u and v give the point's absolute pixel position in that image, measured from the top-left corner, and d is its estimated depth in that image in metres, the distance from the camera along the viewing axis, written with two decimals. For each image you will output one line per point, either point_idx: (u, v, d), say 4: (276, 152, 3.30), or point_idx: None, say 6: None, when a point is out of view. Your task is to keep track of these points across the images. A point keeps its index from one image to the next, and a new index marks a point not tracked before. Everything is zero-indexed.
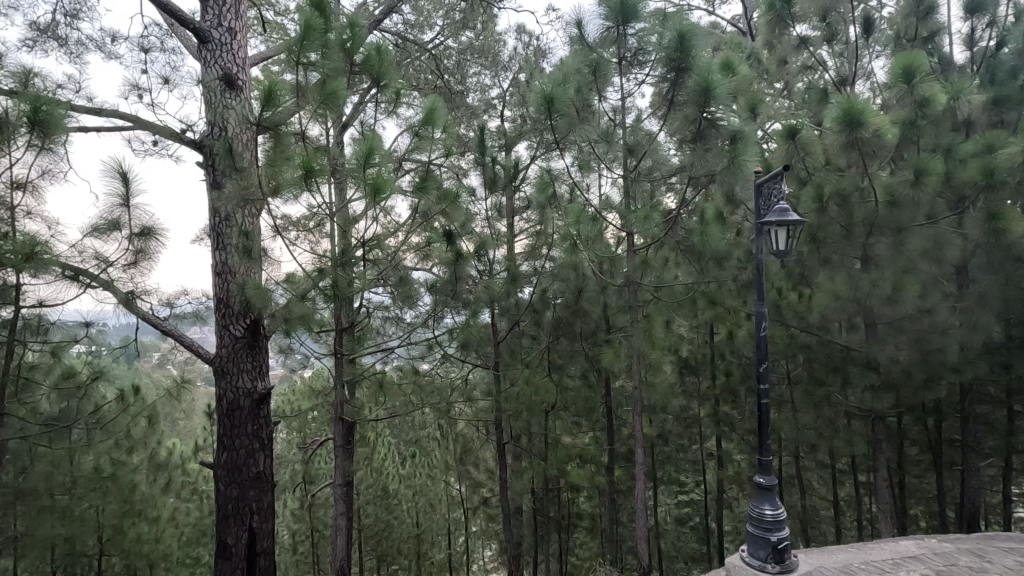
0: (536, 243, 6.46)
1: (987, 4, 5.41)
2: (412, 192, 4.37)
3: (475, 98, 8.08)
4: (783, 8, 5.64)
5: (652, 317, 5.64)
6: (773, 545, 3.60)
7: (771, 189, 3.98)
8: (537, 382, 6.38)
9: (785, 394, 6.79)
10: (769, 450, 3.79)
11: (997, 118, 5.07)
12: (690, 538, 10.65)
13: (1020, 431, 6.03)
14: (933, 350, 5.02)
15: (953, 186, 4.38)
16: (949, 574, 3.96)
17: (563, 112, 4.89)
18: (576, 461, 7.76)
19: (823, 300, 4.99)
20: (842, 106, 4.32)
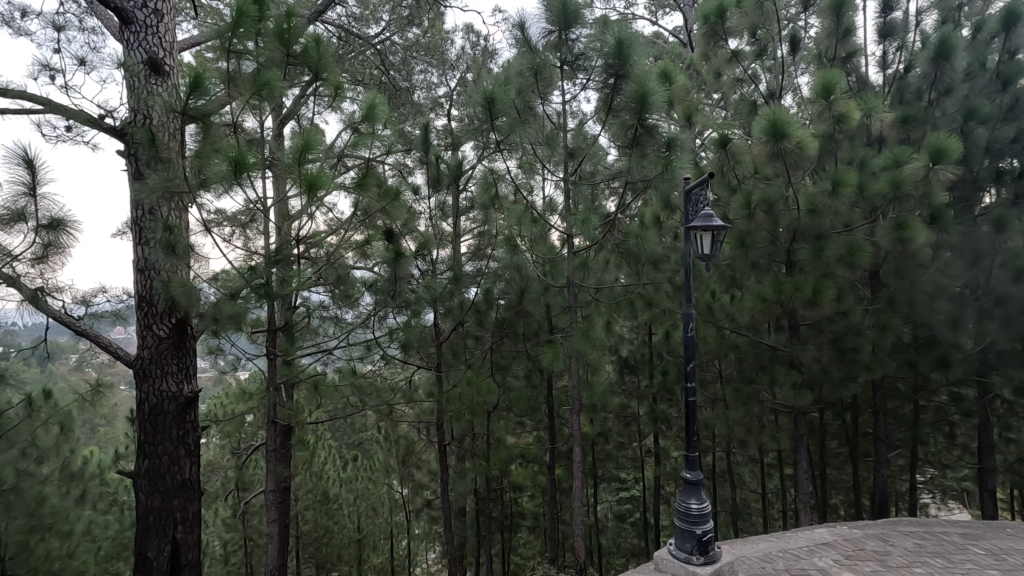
0: (480, 244, 6.47)
1: (898, 29, 5.83)
2: (351, 188, 4.28)
3: (421, 96, 8.01)
4: (718, 22, 5.90)
5: (590, 318, 5.75)
6: (697, 537, 3.72)
7: (699, 194, 4.07)
8: (480, 382, 6.35)
9: (718, 392, 7.10)
10: (696, 447, 3.90)
11: (904, 135, 5.50)
12: (630, 533, 10.95)
13: (923, 424, 6.56)
14: (848, 350, 5.36)
15: (865, 196, 4.69)
16: (859, 559, 4.23)
17: (505, 114, 4.91)
18: (519, 461, 7.82)
19: (750, 302, 5.22)
20: (768, 118, 4.57)
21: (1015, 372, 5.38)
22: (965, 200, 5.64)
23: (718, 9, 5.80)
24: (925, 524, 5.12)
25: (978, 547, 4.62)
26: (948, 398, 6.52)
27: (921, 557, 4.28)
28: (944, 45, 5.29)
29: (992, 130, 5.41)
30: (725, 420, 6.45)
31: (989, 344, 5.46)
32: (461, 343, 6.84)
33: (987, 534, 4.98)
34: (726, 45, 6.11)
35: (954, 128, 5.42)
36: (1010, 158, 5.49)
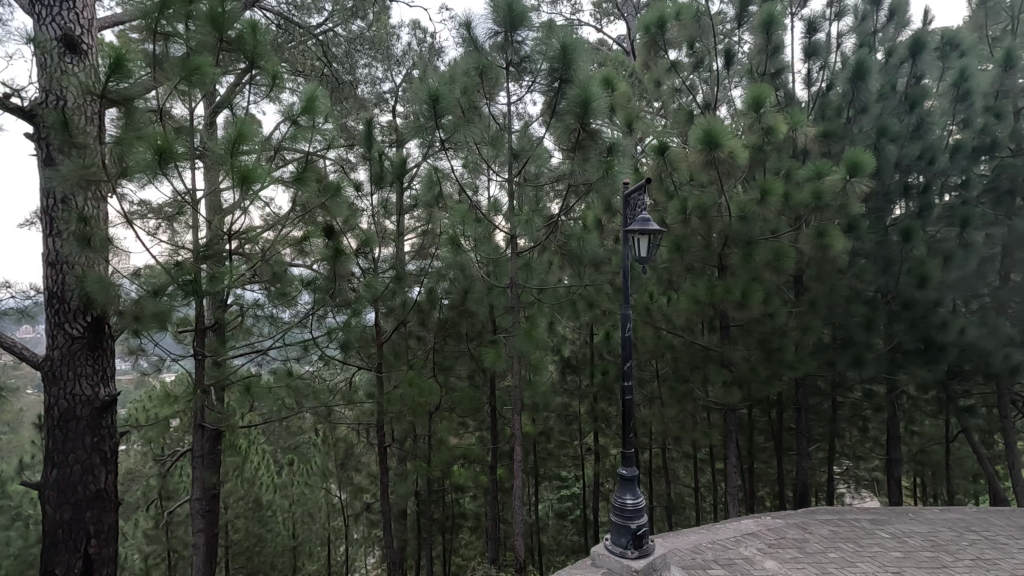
0: (423, 243, 6.41)
1: (822, 50, 6.23)
2: (289, 183, 4.13)
3: (365, 91, 7.84)
4: (658, 33, 6.09)
5: (532, 319, 5.80)
6: (633, 532, 3.82)
7: (636, 199, 4.16)
8: (421, 384, 6.28)
9: (655, 391, 7.35)
10: (632, 443, 4.00)
11: (826, 149, 5.88)
12: (570, 530, 11.13)
13: (840, 419, 7.04)
14: (774, 349, 5.67)
15: (790, 206, 4.98)
16: (780, 547, 4.47)
17: (450, 113, 4.87)
18: (461, 461, 7.79)
19: (685, 304, 5.41)
20: (703, 128, 4.78)
21: (919, 369, 5.87)
22: (878, 212, 6.11)
23: (658, 21, 6.00)
24: (839, 512, 5.50)
25: (885, 531, 4.99)
26: (862, 395, 7.03)
27: (834, 543, 4.58)
28: (860, 66, 5.70)
29: (901, 148, 5.89)
30: (661, 418, 6.66)
31: (897, 344, 5.93)
32: (403, 344, 6.74)
33: (893, 519, 5.40)
34: (666, 56, 6.32)
35: (868, 144, 5.86)
36: (916, 173, 5.98)
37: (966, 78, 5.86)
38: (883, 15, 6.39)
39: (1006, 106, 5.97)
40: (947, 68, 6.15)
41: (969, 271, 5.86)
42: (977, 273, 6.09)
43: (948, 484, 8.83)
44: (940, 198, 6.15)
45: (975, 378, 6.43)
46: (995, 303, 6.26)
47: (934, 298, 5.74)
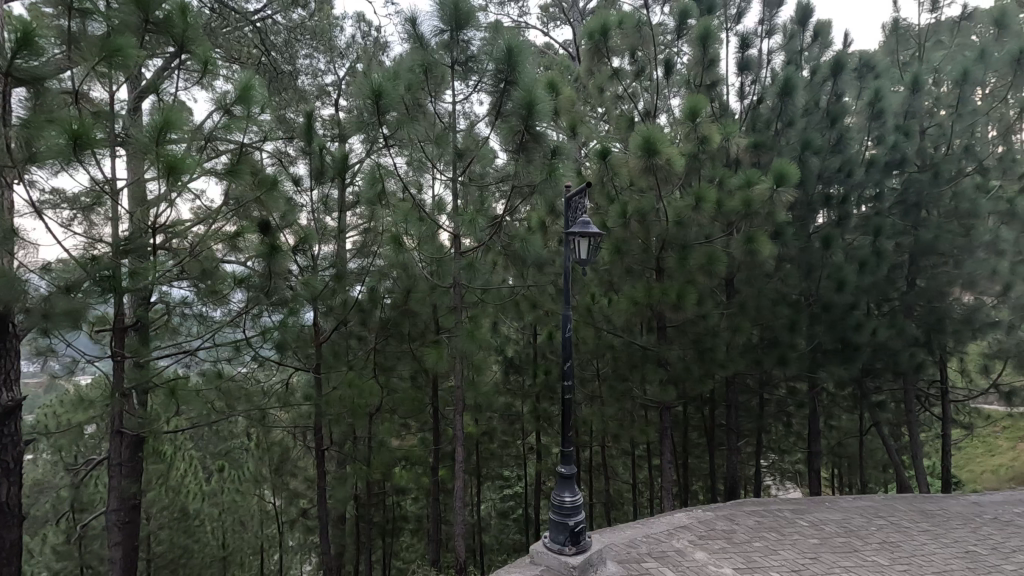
0: (366, 241, 6.22)
1: (753, 65, 6.49)
2: (222, 175, 3.95)
3: (306, 82, 7.60)
4: (602, 41, 6.25)
5: (476, 319, 5.80)
6: (570, 528, 3.89)
7: (578, 203, 4.22)
8: (361, 385, 6.15)
9: (595, 390, 7.52)
10: (571, 441, 4.07)
11: (756, 159, 6.21)
12: (511, 529, 11.19)
13: (766, 415, 7.44)
14: (706, 349, 5.93)
15: (723, 212, 5.23)
16: (709, 538, 4.67)
17: (393, 110, 4.81)
18: (402, 463, 7.68)
19: (625, 305, 5.58)
20: (642, 135, 4.94)
21: (836, 367, 6.31)
22: (802, 220, 6.51)
23: (602, 28, 6.14)
24: (764, 503, 5.81)
25: (804, 520, 5.32)
26: (786, 392, 7.47)
27: (759, 533, 4.83)
28: (787, 82, 6.03)
29: (823, 161, 6.30)
30: (601, 416, 6.82)
31: (817, 343, 6.35)
32: (343, 342, 6.65)
33: (811, 508, 5.76)
34: (609, 63, 6.48)
35: (794, 156, 6.25)
36: (835, 185, 6.41)
37: (879, 98, 6.35)
38: (809, 35, 6.81)
39: (913, 126, 6.51)
40: (864, 88, 6.63)
41: (880, 277, 6.35)
42: (887, 279, 6.61)
43: (860, 474, 9.52)
44: (857, 208, 6.64)
45: (885, 375, 6.98)
46: (902, 306, 6.82)
47: (850, 301, 6.18)
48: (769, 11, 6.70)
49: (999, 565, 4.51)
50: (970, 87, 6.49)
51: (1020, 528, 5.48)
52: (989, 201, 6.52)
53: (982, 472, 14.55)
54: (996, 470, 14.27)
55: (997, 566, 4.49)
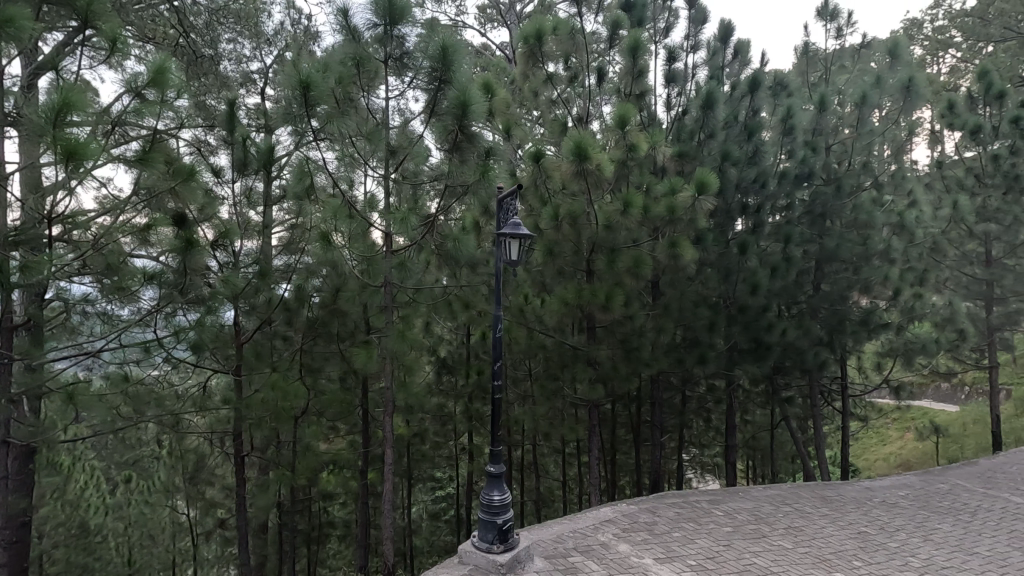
0: (293, 237, 6.07)
1: (679, 77, 6.87)
2: (132, 163, 3.67)
3: (228, 68, 7.21)
4: (536, 45, 6.35)
5: (407, 318, 5.73)
6: (498, 527, 3.91)
7: (509, 205, 4.25)
8: (286, 387, 5.91)
9: (526, 389, 7.61)
10: (500, 441, 4.09)
11: (680, 168, 6.51)
12: (443, 531, 11.12)
13: (687, 411, 7.81)
14: (633, 349, 6.15)
15: (649, 217, 5.44)
16: (632, 531, 4.84)
17: (322, 103, 4.65)
18: (329, 467, 7.44)
19: (555, 306, 5.70)
20: (573, 140, 5.08)
21: (750, 366, 6.73)
22: (721, 227, 6.90)
23: (536, 32, 6.24)
24: (684, 495, 6.09)
25: (719, 509, 5.64)
26: (706, 389, 7.89)
27: (678, 524, 5.07)
28: (709, 96, 6.39)
29: (740, 172, 6.70)
30: (532, 416, 6.92)
31: (733, 343, 6.75)
32: (267, 343, 6.35)
33: (725, 498, 6.12)
34: (543, 67, 6.58)
35: (714, 166, 6.61)
36: (752, 195, 6.83)
37: (791, 115, 6.83)
38: (730, 52, 7.23)
39: (820, 142, 7.05)
40: (777, 105, 7.12)
41: (790, 282, 6.84)
42: (795, 283, 7.12)
43: (771, 464, 10.21)
44: (771, 217, 7.11)
45: (793, 372, 7.53)
46: (808, 308, 7.38)
47: (763, 304, 6.61)
48: (694, 27, 7.06)
49: (885, 544, 4.98)
50: (868, 108, 7.11)
51: (903, 509, 6.08)
52: (882, 213, 7.18)
53: (876, 460, 15.97)
54: (888, 458, 15.71)
55: (884, 545, 4.96)
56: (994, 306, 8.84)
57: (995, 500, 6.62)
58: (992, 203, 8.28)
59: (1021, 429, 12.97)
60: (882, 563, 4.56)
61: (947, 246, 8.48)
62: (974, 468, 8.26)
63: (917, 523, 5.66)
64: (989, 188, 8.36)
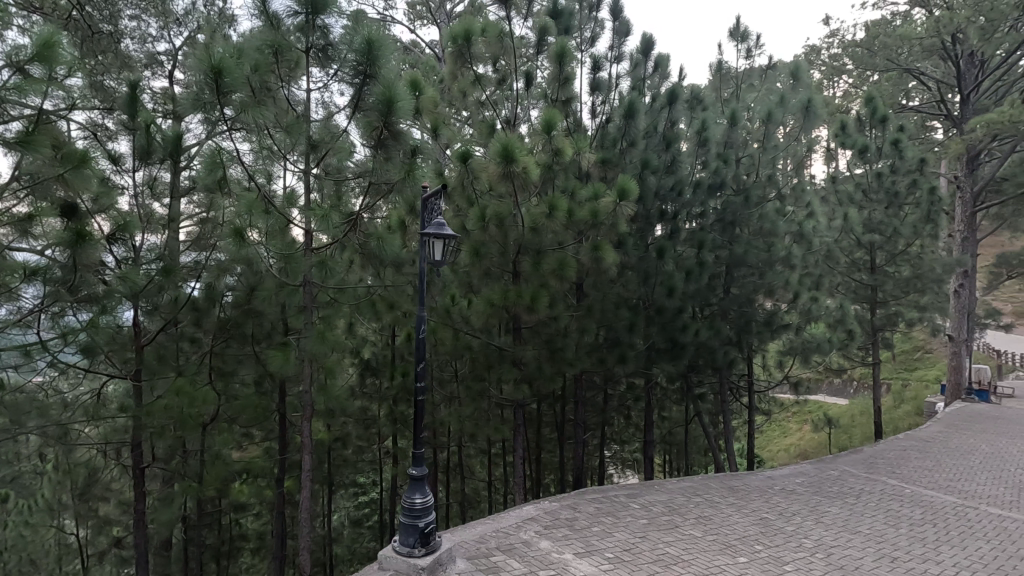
0: (203, 232, 5.70)
1: (603, 86, 7.11)
2: (10, 145, 3.29)
3: (131, 47, 6.66)
4: (465, 45, 6.32)
5: (328, 319, 5.53)
6: (420, 530, 3.86)
7: (434, 204, 4.22)
8: (193, 392, 5.52)
9: (452, 391, 7.57)
10: (423, 443, 4.05)
11: (603, 174, 6.72)
12: (365, 538, 10.81)
13: (609, 409, 8.09)
14: (557, 349, 6.28)
15: (573, 221, 5.58)
16: (554, 528, 4.94)
17: (237, 90, 4.38)
18: (241, 476, 7.04)
19: (481, 307, 5.72)
20: (500, 143, 5.12)
21: (666, 364, 7.08)
22: (641, 232, 7.20)
23: (465, 33, 6.19)
24: (604, 490, 6.30)
25: (636, 503, 5.88)
26: (627, 387, 8.20)
27: (598, 519, 5.23)
28: (631, 105, 6.70)
29: (659, 180, 7.03)
30: (457, 417, 6.90)
31: (651, 343, 7.07)
32: (172, 346, 5.90)
33: (642, 492, 6.38)
34: (472, 68, 6.57)
35: (635, 173, 6.89)
36: (670, 202, 7.18)
37: (705, 129, 7.25)
38: (651, 65, 7.56)
39: (731, 155, 7.52)
40: (693, 118, 7.53)
41: (703, 285, 7.25)
42: (708, 287, 7.56)
43: (685, 458, 10.76)
44: (687, 224, 7.49)
45: (705, 370, 7.99)
46: (719, 310, 7.86)
47: (679, 306, 6.96)
48: (618, 39, 7.32)
49: (783, 528, 5.40)
50: (773, 125, 7.69)
51: (799, 495, 6.62)
52: (784, 223, 7.80)
53: (778, 451, 17.26)
54: (788, 449, 17.01)
55: (782, 529, 5.37)
56: (877, 309, 9.81)
57: (875, 483, 7.36)
58: (876, 216, 9.20)
59: (899, 419, 14.46)
60: (781, 545, 4.93)
61: (839, 254, 9.31)
62: (860, 455, 9.13)
63: (811, 507, 6.17)
64: (873, 203, 9.28)
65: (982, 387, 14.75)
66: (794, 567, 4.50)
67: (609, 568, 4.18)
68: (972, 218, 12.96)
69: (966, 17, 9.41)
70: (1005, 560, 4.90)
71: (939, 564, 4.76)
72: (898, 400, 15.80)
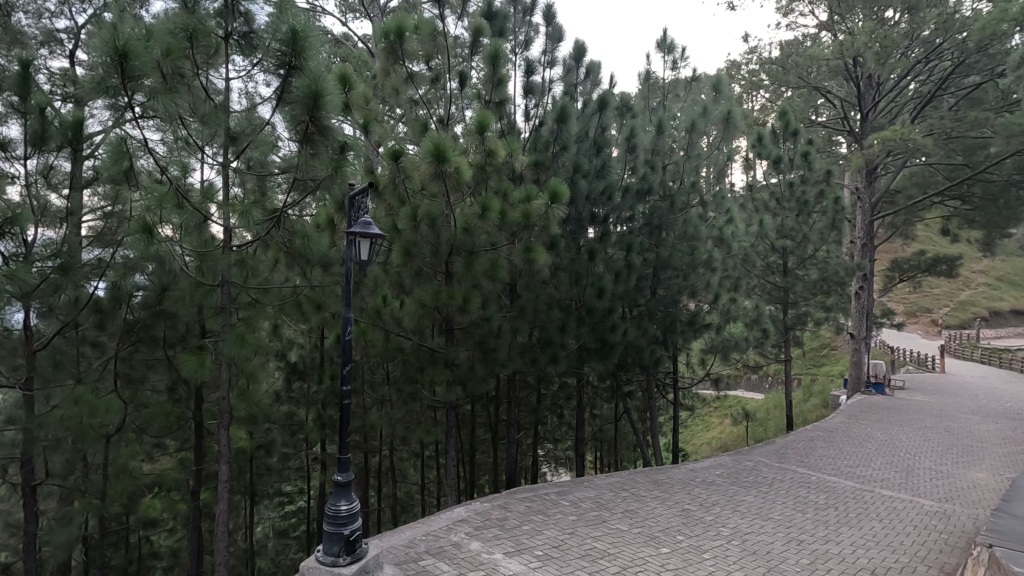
0: (108, 227, 5.27)
1: (536, 90, 7.20)
2: None
3: (24, 22, 6.04)
4: (397, 42, 6.18)
5: (248, 321, 5.26)
6: (345, 537, 3.75)
7: (360, 202, 4.13)
8: (95, 401, 5.09)
9: (383, 393, 7.40)
10: (349, 448, 3.92)
11: (536, 176, 6.81)
12: (291, 549, 10.38)
13: (541, 408, 8.21)
14: (490, 350, 6.31)
15: (506, 222, 5.62)
16: (485, 529, 4.95)
17: (146, 75, 4.04)
18: (151, 489, 6.55)
19: (412, 308, 5.62)
20: (431, 142, 5.08)
21: (595, 363, 7.27)
22: (573, 234, 7.35)
23: (397, 30, 6.07)
24: (535, 489, 6.37)
25: (566, 500, 5.99)
26: (559, 386, 8.34)
27: (529, 518, 5.28)
28: (563, 109, 6.81)
29: (590, 184, 7.22)
30: (388, 419, 6.76)
31: (582, 343, 7.26)
32: (71, 351, 5.42)
33: (572, 488, 6.52)
34: (404, 66, 6.45)
35: (567, 177, 7.04)
36: (600, 206, 7.39)
37: (633, 135, 7.51)
38: (583, 71, 7.74)
39: (657, 161, 7.82)
40: (622, 125, 7.77)
41: (631, 287, 7.50)
42: (636, 288, 7.84)
43: (615, 454, 11.11)
44: (616, 227, 7.73)
45: (633, 369, 8.27)
46: (647, 310, 8.16)
47: (607, 306, 7.17)
48: (551, 44, 7.44)
49: (703, 517, 5.69)
50: (696, 134, 8.10)
51: (718, 486, 6.99)
52: (706, 227, 8.23)
53: (700, 444, 18.22)
54: (710, 442, 17.97)
55: (702, 518, 5.66)
56: (789, 309, 10.54)
57: (785, 472, 7.90)
58: (788, 223, 9.88)
59: (808, 412, 15.59)
60: (700, 535, 5.18)
61: (755, 258, 9.92)
62: (773, 446, 9.78)
63: (728, 497, 6.54)
64: (786, 211, 9.96)
65: (879, 380, 16.18)
66: (712, 554, 4.74)
67: (538, 566, 4.24)
68: (870, 226, 14.19)
69: (864, 42, 10.31)
70: (896, 537, 5.40)
71: (839, 543, 5.19)
72: (807, 393, 17.03)
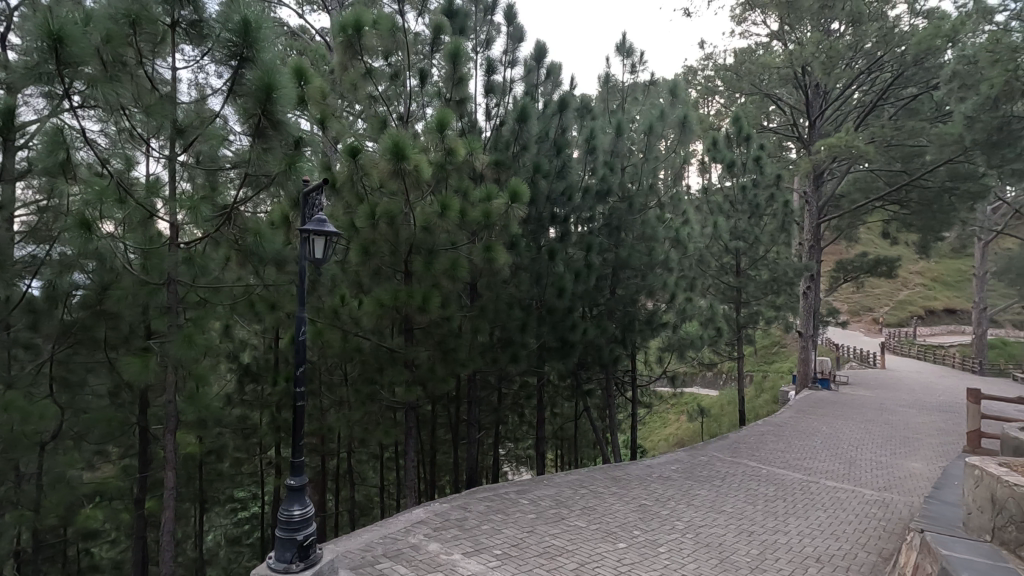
0: (43, 222, 4.97)
1: (497, 89, 7.19)
2: None
3: None
4: (355, 36, 6.01)
5: (197, 321, 5.06)
6: (298, 543, 3.65)
7: (315, 199, 4.03)
8: (27, 407, 4.79)
9: (341, 395, 7.25)
10: (303, 451, 3.83)
11: (496, 176, 6.81)
12: (245, 556, 10.05)
13: (502, 407, 8.21)
14: (449, 349, 6.28)
15: (466, 221, 5.59)
16: (444, 529, 4.92)
17: (85, 63, 3.84)
18: (92, 498, 6.22)
19: (370, 307, 5.52)
20: (390, 139, 5.00)
21: (555, 362, 7.32)
22: (533, 234, 7.39)
23: (355, 24, 5.86)
24: (495, 488, 6.37)
25: (526, 498, 6.03)
26: (519, 385, 8.36)
27: (489, 517, 5.28)
28: (524, 110, 6.83)
29: (550, 185, 7.27)
30: (346, 421, 6.62)
31: (542, 342, 7.30)
32: None
33: (532, 487, 6.56)
34: (363, 61, 6.30)
35: (527, 177, 7.06)
36: (560, 206, 7.46)
37: (592, 137, 7.60)
38: (543, 72, 7.77)
39: (616, 163, 7.93)
40: (582, 126, 7.85)
41: (590, 286, 7.59)
42: (596, 287, 7.95)
43: (575, 452, 11.23)
44: (576, 228, 7.81)
45: (593, 367, 8.38)
46: (606, 309, 8.28)
47: (567, 306, 7.23)
48: (512, 44, 7.45)
49: (658, 512, 5.83)
50: (654, 137, 8.27)
51: (674, 481, 7.17)
52: (663, 229, 8.41)
53: (658, 440, 18.63)
54: (667, 438, 18.39)
55: (658, 513, 5.79)
56: (742, 308, 10.89)
57: (738, 466, 8.17)
58: (741, 224, 10.21)
59: (760, 407, 16.16)
60: (655, 529, 5.30)
61: (710, 258, 10.21)
62: (726, 441, 10.10)
63: (683, 492, 6.71)
64: (739, 213, 10.29)
65: (825, 376, 16.92)
66: (667, 547, 4.86)
67: (497, 565, 4.24)
68: (817, 229, 14.80)
69: (812, 52, 10.75)
70: (839, 526, 5.66)
71: (787, 533, 5.40)
72: (759, 389, 17.65)
